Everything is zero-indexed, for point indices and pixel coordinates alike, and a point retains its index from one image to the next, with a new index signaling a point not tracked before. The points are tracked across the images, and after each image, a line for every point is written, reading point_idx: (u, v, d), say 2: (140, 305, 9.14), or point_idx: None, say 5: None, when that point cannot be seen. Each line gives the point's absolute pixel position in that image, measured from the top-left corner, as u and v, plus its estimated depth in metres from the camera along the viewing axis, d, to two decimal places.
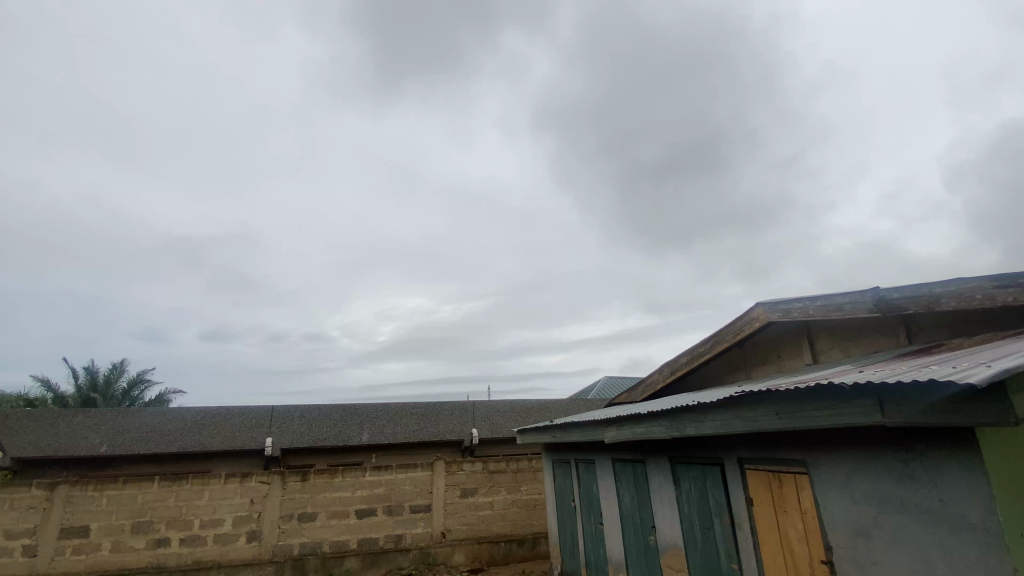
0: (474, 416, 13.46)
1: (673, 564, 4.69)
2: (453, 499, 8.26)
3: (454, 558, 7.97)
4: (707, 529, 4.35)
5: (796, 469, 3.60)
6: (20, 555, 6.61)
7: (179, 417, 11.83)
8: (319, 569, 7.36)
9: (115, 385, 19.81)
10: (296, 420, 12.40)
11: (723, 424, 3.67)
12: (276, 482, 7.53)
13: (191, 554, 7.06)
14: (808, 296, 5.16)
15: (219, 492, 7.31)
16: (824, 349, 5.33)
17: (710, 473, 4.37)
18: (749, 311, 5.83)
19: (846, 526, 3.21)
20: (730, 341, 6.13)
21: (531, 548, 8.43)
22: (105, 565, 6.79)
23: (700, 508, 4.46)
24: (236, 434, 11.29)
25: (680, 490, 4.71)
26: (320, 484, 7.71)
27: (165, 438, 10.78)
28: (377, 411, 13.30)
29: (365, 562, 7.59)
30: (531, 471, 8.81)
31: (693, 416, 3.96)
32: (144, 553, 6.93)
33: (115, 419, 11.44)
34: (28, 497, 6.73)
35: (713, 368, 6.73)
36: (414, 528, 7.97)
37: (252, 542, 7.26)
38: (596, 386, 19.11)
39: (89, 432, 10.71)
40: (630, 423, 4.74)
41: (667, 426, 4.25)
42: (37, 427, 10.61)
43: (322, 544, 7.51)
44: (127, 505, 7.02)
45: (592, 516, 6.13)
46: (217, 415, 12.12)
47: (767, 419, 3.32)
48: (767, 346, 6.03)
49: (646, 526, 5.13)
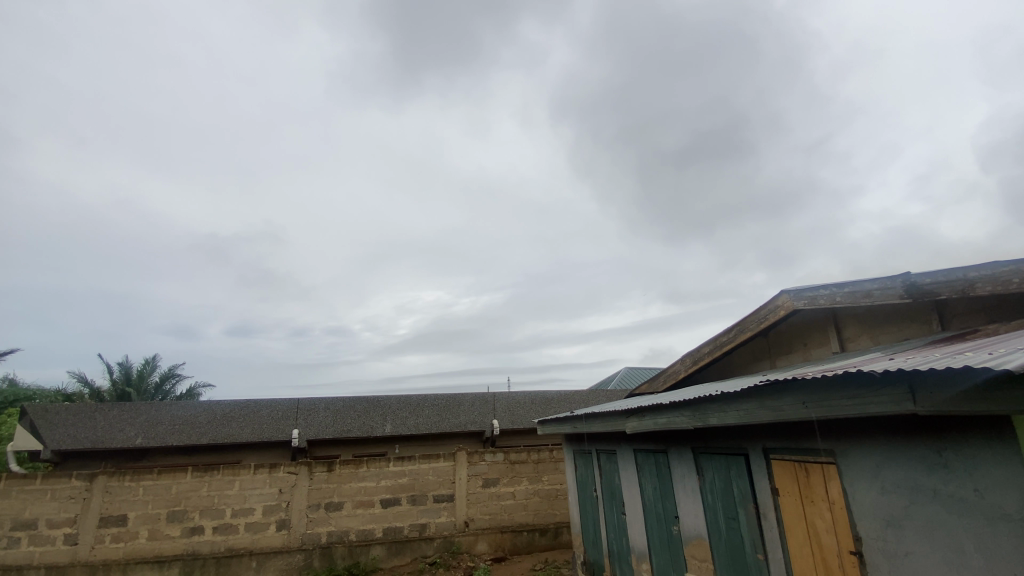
0: (494, 408, 13.56)
1: (697, 554, 4.67)
2: (475, 489, 8.36)
3: (477, 547, 8.09)
4: (731, 519, 4.31)
5: (823, 459, 3.53)
6: (62, 543, 6.90)
7: (209, 410, 12.20)
8: (346, 557, 7.55)
9: (147, 379, 20.47)
10: (320, 412, 12.66)
11: (747, 414, 3.63)
12: (303, 472, 7.72)
13: (224, 541, 7.29)
14: (836, 283, 5.03)
15: (249, 482, 7.53)
16: (853, 337, 5.20)
17: (733, 463, 4.33)
18: (774, 299, 5.70)
19: (877, 517, 3.15)
20: (754, 330, 6.01)
21: (553, 538, 8.50)
22: (143, 552, 7.06)
23: (724, 498, 4.42)
24: (264, 426, 11.58)
25: (704, 480, 4.67)
26: (345, 474, 7.87)
27: (196, 430, 11.12)
28: (399, 403, 13.51)
29: (390, 550, 7.75)
30: (553, 461, 8.84)
31: (716, 405, 3.91)
32: (180, 540, 7.19)
33: (148, 411, 11.83)
34: (69, 488, 7.03)
35: (737, 357, 6.61)
36: (438, 518, 8.08)
37: (281, 531, 7.47)
38: (616, 377, 19.15)
39: (124, 424, 11.10)
40: (651, 414, 4.71)
41: (689, 416, 4.22)
42: (75, 420, 11.04)
43: (349, 532, 7.69)
44: (162, 495, 7.28)
45: (614, 506, 6.13)
46: (245, 408, 12.45)
47: (793, 408, 3.26)
48: (793, 334, 5.91)
49: (669, 516, 5.11)
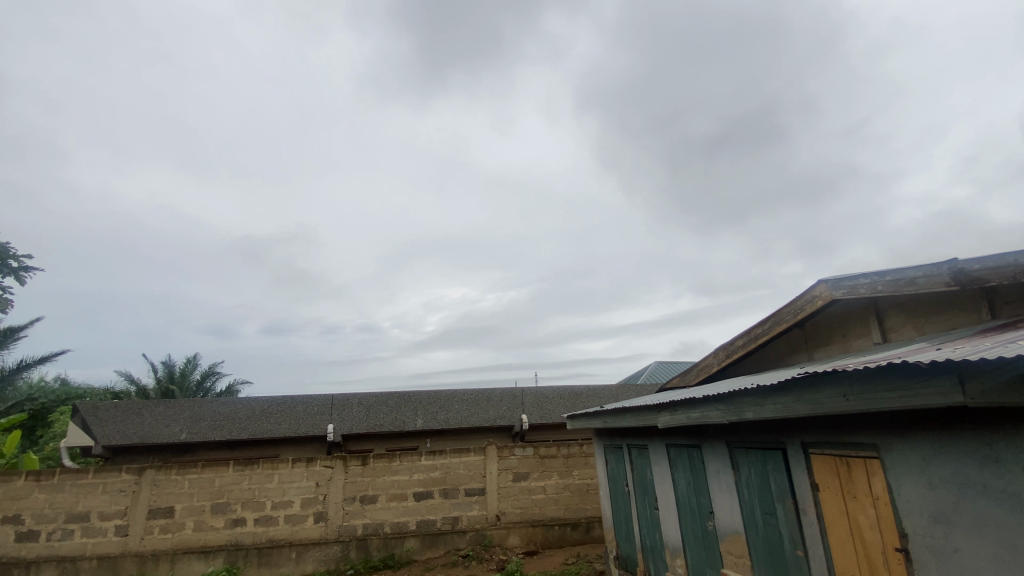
0: (523, 402, 13.60)
1: (733, 550, 4.59)
2: (506, 483, 8.40)
3: (509, 540, 8.15)
4: (769, 514, 4.22)
5: (866, 453, 3.41)
6: (113, 534, 7.25)
7: (248, 405, 12.62)
8: (382, 549, 7.72)
9: (189, 377, 21.30)
10: (353, 407, 12.95)
11: (785, 408, 3.53)
12: (338, 466, 7.92)
13: (266, 532, 7.55)
14: (877, 271, 4.84)
15: (287, 475, 7.77)
16: (895, 327, 5.00)
17: (770, 457, 4.22)
18: (811, 289, 5.52)
19: (923, 513, 3.04)
20: (790, 321, 5.84)
21: (585, 533, 8.49)
22: (190, 542, 7.38)
23: (761, 493, 4.32)
24: (300, 421, 11.91)
25: (739, 475, 4.58)
26: (379, 468, 8.04)
27: (236, 425, 11.52)
28: (429, 398, 13.70)
29: (424, 543, 7.88)
30: (583, 456, 8.80)
31: (751, 399, 3.82)
32: (224, 531, 7.48)
33: (191, 408, 12.31)
34: (119, 481, 7.40)
35: (772, 350, 6.42)
36: (469, 511, 8.17)
37: (319, 523, 7.68)
38: (646, 371, 18.98)
39: (169, 420, 11.59)
40: (684, 408, 4.63)
41: (723, 410, 4.13)
42: (124, 417, 11.59)
43: (383, 525, 7.85)
44: (205, 488, 7.58)
45: (647, 501, 6.08)
46: (281, 404, 12.83)
47: (833, 402, 3.16)
48: (831, 325, 5.71)
49: (703, 511, 5.03)
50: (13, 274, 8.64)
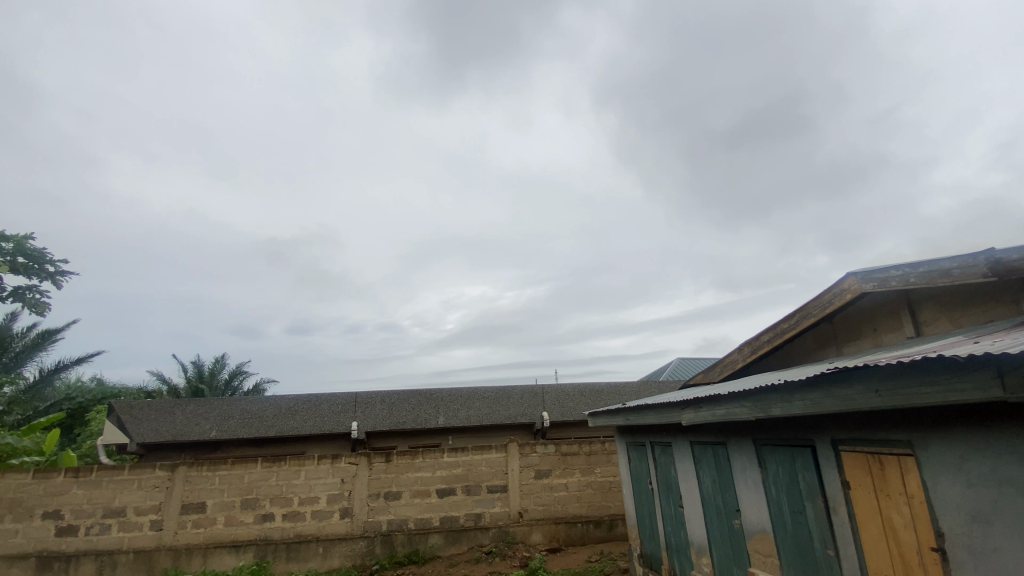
0: (544, 400, 13.58)
1: (761, 549, 4.51)
2: (528, 481, 8.41)
3: (532, 537, 8.16)
4: (797, 513, 4.14)
5: (900, 450, 3.31)
6: (148, 528, 7.49)
7: (275, 403, 12.89)
8: (406, 544, 7.83)
9: (217, 377, 21.88)
10: (376, 405, 13.12)
11: (814, 404, 3.45)
12: (363, 462, 8.05)
13: (294, 527, 7.71)
14: (909, 263, 4.69)
15: (313, 472, 7.92)
16: (929, 321, 4.84)
17: (799, 455, 4.13)
18: (840, 282, 5.38)
19: (960, 512, 2.94)
20: (818, 316, 5.70)
21: (608, 530, 8.46)
22: (221, 537, 7.58)
23: (789, 491, 4.24)
24: (325, 419, 12.13)
25: (766, 473, 4.49)
26: (402, 465, 8.13)
27: (264, 423, 11.78)
28: (450, 395, 13.80)
29: (447, 539, 7.95)
30: (605, 454, 8.75)
31: (779, 396, 3.74)
32: (253, 526, 7.66)
33: (221, 406, 12.64)
34: (153, 477, 7.65)
35: (799, 345, 6.28)
36: (492, 508, 8.21)
37: (345, 518, 7.81)
38: (668, 368, 18.80)
39: (200, 418, 11.92)
40: (708, 405, 4.56)
41: (749, 406, 4.06)
42: (157, 415, 11.95)
43: (407, 521, 7.95)
44: (235, 484, 7.78)
45: (671, 498, 6.02)
46: (307, 402, 13.08)
47: (864, 398, 3.07)
48: (861, 319, 5.56)
49: (729, 509, 4.96)
50: (51, 278, 8.98)
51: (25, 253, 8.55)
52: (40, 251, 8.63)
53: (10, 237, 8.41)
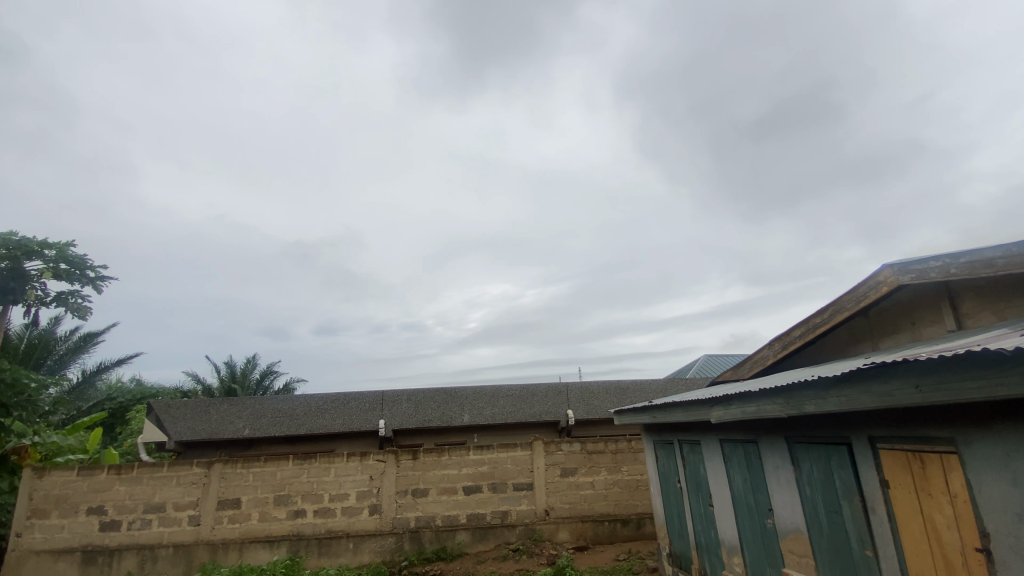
0: (568, 398, 13.55)
1: (795, 549, 4.41)
2: (554, 479, 8.40)
3: (559, 535, 8.15)
4: (833, 513, 4.03)
5: (942, 448, 3.19)
6: (187, 523, 7.75)
7: (305, 402, 13.18)
8: (434, 541, 7.91)
9: (249, 377, 22.49)
10: (402, 403, 13.29)
11: (851, 400, 3.34)
12: (390, 460, 8.16)
13: (325, 523, 7.88)
14: (950, 254, 4.52)
15: (343, 469, 8.08)
16: (971, 313, 4.64)
17: (834, 453, 4.01)
18: (876, 274, 5.19)
19: (1006, 512, 2.81)
20: (852, 309, 5.52)
21: (636, 529, 8.38)
22: (256, 532, 7.79)
23: (824, 490, 4.13)
24: (352, 417, 12.34)
25: (800, 472, 4.38)
26: (428, 462, 8.22)
27: (294, 421, 12.06)
28: (475, 393, 13.88)
29: (474, 536, 8.01)
30: (631, 452, 8.67)
31: (813, 392, 3.64)
32: (286, 522, 7.86)
33: (253, 405, 12.98)
34: (191, 474, 7.91)
35: (831, 340, 6.09)
36: (519, 505, 8.23)
37: (374, 515, 7.95)
38: (695, 365, 18.52)
39: (234, 417, 12.27)
40: (738, 402, 4.47)
41: (783, 403, 3.96)
42: (193, 414, 12.36)
43: (435, 517, 8.03)
44: (268, 480, 7.99)
45: (700, 497, 5.93)
46: (335, 400, 13.33)
47: (903, 393, 2.97)
48: (898, 312, 5.36)
49: (762, 508, 4.86)
50: (92, 283, 9.37)
51: (67, 260, 8.94)
52: (82, 257, 9.01)
53: (53, 245, 8.80)
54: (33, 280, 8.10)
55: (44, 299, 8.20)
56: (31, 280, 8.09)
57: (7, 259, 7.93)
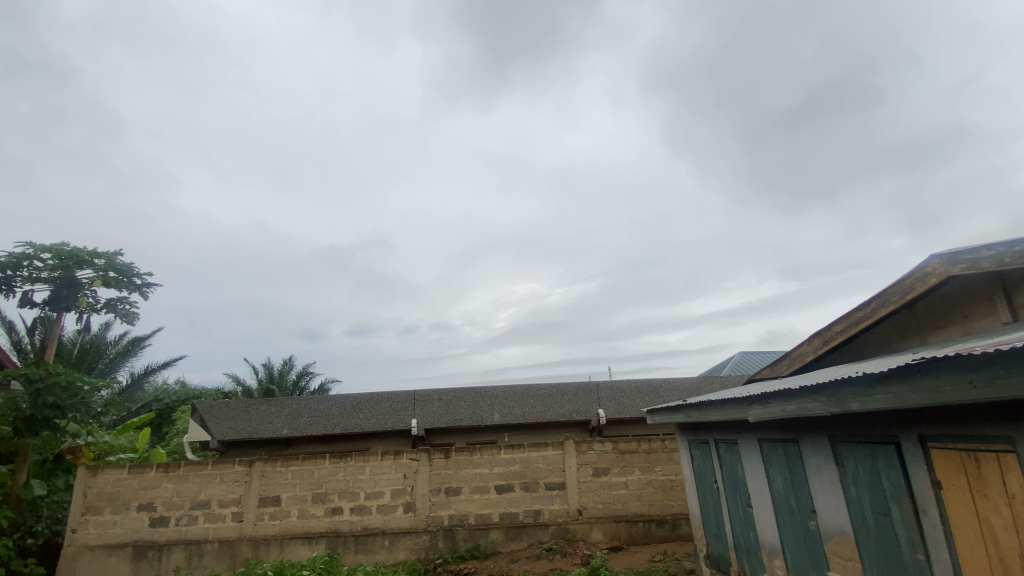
0: (599, 397, 13.43)
1: (840, 551, 4.25)
2: (586, 478, 8.34)
3: (593, 535, 8.08)
4: (881, 515, 3.86)
5: (998, 446, 3.02)
6: (231, 520, 8.04)
7: (339, 402, 13.49)
8: (468, 539, 7.97)
9: (286, 377, 23.18)
10: (434, 402, 13.45)
11: (898, 397, 3.19)
12: (423, 458, 8.26)
13: (361, 521, 8.04)
14: (1003, 242, 4.37)
15: (378, 467, 8.23)
16: None
17: (881, 452, 3.85)
18: (922, 265, 4.97)
19: None
20: (897, 302, 5.29)
21: (671, 530, 8.24)
22: (295, 528, 8.02)
23: (871, 491, 3.96)
24: (386, 417, 12.56)
25: (845, 472, 4.22)
26: (461, 461, 8.28)
27: (330, 421, 12.35)
28: (505, 392, 13.92)
29: (508, 535, 8.03)
30: (665, 451, 8.53)
31: (858, 389, 3.49)
32: (324, 519, 8.06)
33: (291, 405, 13.35)
34: (234, 472, 8.21)
35: (874, 336, 5.85)
36: (551, 505, 8.21)
37: (408, 512, 8.07)
38: (729, 362, 18.10)
39: (273, 417, 12.65)
40: (778, 400, 4.32)
41: (825, 401, 3.81)
42: (235, 414, 12.80)
43: (468, 516, 8.09)
44: (306, 478, 8.21)
45: (739, 498, 5.78)
46: (369, 400, 13.60)
47: (956, 389, 2.82)
48: (947, 305, 5.11)
49: (804, 510, 4.70)
50: (139, 290, 9.81)
51: (116, 268, 9.40)
52: (129, 265, 9.45)
53: (102, 254, 9.26)
54: (84, 288, 8.55)
55: (95, 305, 8.64)
56: (83, 288, 8.53)
57: (60, 268, 8.39)
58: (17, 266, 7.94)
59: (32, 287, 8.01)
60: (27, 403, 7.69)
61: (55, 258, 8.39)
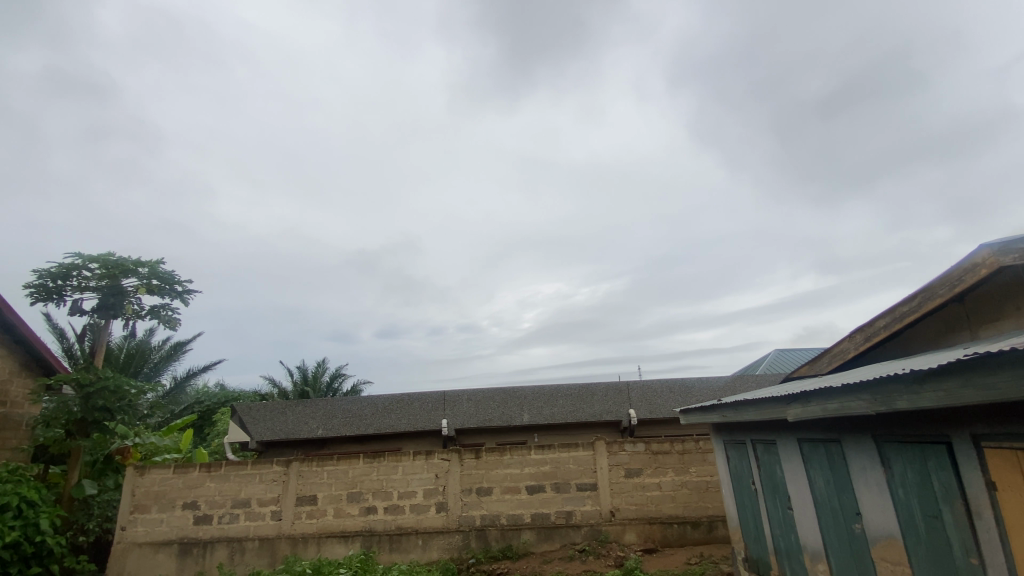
0: (629, 397, 13.27)
1: (887, 556, 4.07)
2: (618, 479, 8.24)
3: (626, 537, 7.98)
4: (931, 517, 3.68)
5: None
6: (270, 518, 8.27)
7: (372, 403, 13.73)
8: (500, 540, 7.98)
9: (320, 379, 23.73)
10: (463, 403, 13.54)
11: (948, 394, 3.04)
12: (454, 459, 8.33)
13: (394, 520, 8.16)
14: None
15: (410, 467, 8.33)
16: None
17: (931, 452, 3.67)
18: (971, 256, 4.74)
19: None
20: (945, 296, 5.05)
21: (707, 532, 8.06)
22: (332, 527, 8.20)
23: (920, 493, 3.78)
24: (417, 417, 12.71)
25: (891, 473, 4.04)
26: (491, 461, 8.31)
27: (363, 421, 12.59)
28: (534, 393, 13.91)
29: (540, 536, 8.01)
30: (700, 452, 8.35)
31: (905, 386, 3.34)
32: (359, 518, 8.21)
33: (325, 406, 13.66)
34: (272, 471, 8.46)
35: (920, 331, 5.59)
36: (583, 506, 8.15)
37: (440, 512, 8.14)
38: (764, 360, 17.62)
39: (308, 418, 12.98)
40: (818, 399, 4.18)
41: (869, 400, 3.66)
42: (272, 415, 13.18)
43: (499, 516, 8.11)
44: (341, 478, 8.38)
45: (778, 500, 5.60)
46: (400, 401, 13.80)
47: (1011, 385, 2.67)
48: (1000, 297, 4.85)
49: (848, 512, 4.53)
50: (180, 297, 10.22)
51: (158, 276, 9.81)
52: (170, 273, 9.84)
53: (145, 263, 9.69)
54: (129, 296, 8.95)
55: (139, 312, 9.03)
56: (128, 296, 8.93)
57: (107, 277, 8.82)
58: (67, 276, 8.38)
59: (82, 296, 8.44)
60: (78, 406, 8.09)
61: (102, 267, 8.82)
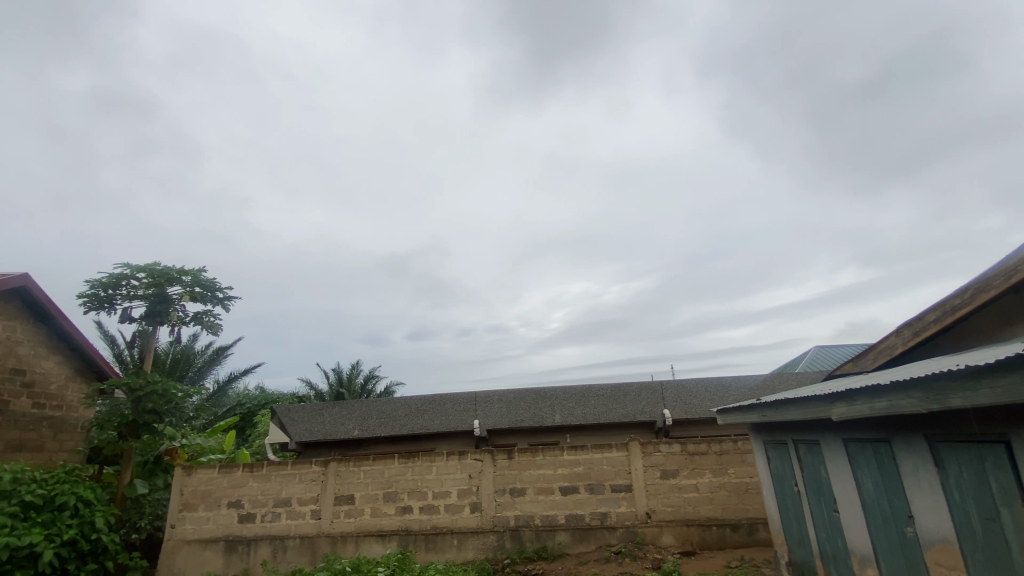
0: (663, 396, 13.05)
1: (942, 562, 3.86)
2: (654, 480, 8.11)
3: (663, 539, 7.85)
4: (990, 520, 3.47)
5: None
6: (310, 517, 8.50)
7: (405, 404, 13.92)
8: (534, 540, 7.97)
9: (354, 381, 24.23)
10: (495, 404, 13.58)
11: (1007, 391, 2.86)
12: (487, 459, 8.36)
13: (430, 520, 8.25)
14: None
15: (444, 467, 8.41)
16: None
17: (988, 452, 3.47)
18: None
19: None
20: (1001, 287, 4.76)
21: (748, 535, 7.84)
22: (369, 526, 8.36)
23: (977, 495, 3.58)
24: (449, 418, 12.83)
25: (946, 475, 3.84)
26: (524, 462, 8.30)
27: (397, 422, 12.79)
28: (565, 393, 13.83)
29: (575, 537, 7.95)
30: (738, 453, 8.13)
31: (959, 383, 3.16)
32: (395, 518, 8.35)
33: (360, 407, 13.95)
34: (311, 471, 8.68)
35: (974, 325, 5.29)
36: (618, 507, 8.05)
37: (475, 512, 8.19)
38: (803, 358, 17.03)
39: (344, 419, 13.28)
40: (864, 397, 4.00)
41: (920, 398, 3.48)
42: (310, 417, 13.54)
43: (534, 517, 8.10)
44: (377, 478, 8.53)
45: (823, 503, 5.39)
46: (433, 402, 13.95)
47: None
48: None
49: (899, 516, 4.32)
50: (221, 303, 10.62)
51: (201, 283, 10.21)
52: (211, 280, 10.23)
53: (189, 271, 10.11)
54: (174, 303, 9.35)
55: (184, 318, 9.43)
56: (173, 303, 9.34)
57: (153, 286, 9.24)
58: (117, 286, 8.82)
59: (130, 304, 8.88)
60: (130, 409, 8.50)
61: (149, 276, 9.25)
